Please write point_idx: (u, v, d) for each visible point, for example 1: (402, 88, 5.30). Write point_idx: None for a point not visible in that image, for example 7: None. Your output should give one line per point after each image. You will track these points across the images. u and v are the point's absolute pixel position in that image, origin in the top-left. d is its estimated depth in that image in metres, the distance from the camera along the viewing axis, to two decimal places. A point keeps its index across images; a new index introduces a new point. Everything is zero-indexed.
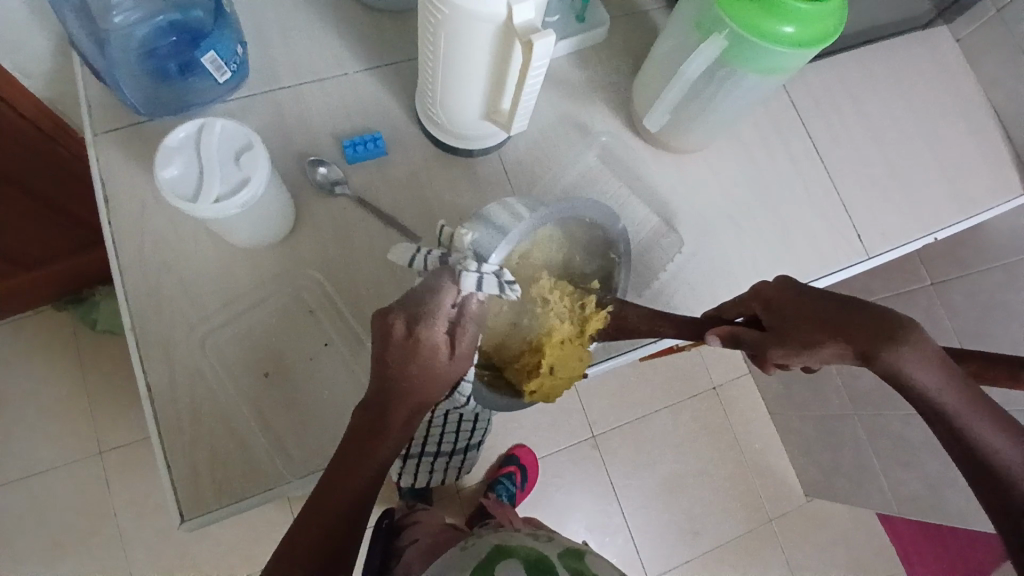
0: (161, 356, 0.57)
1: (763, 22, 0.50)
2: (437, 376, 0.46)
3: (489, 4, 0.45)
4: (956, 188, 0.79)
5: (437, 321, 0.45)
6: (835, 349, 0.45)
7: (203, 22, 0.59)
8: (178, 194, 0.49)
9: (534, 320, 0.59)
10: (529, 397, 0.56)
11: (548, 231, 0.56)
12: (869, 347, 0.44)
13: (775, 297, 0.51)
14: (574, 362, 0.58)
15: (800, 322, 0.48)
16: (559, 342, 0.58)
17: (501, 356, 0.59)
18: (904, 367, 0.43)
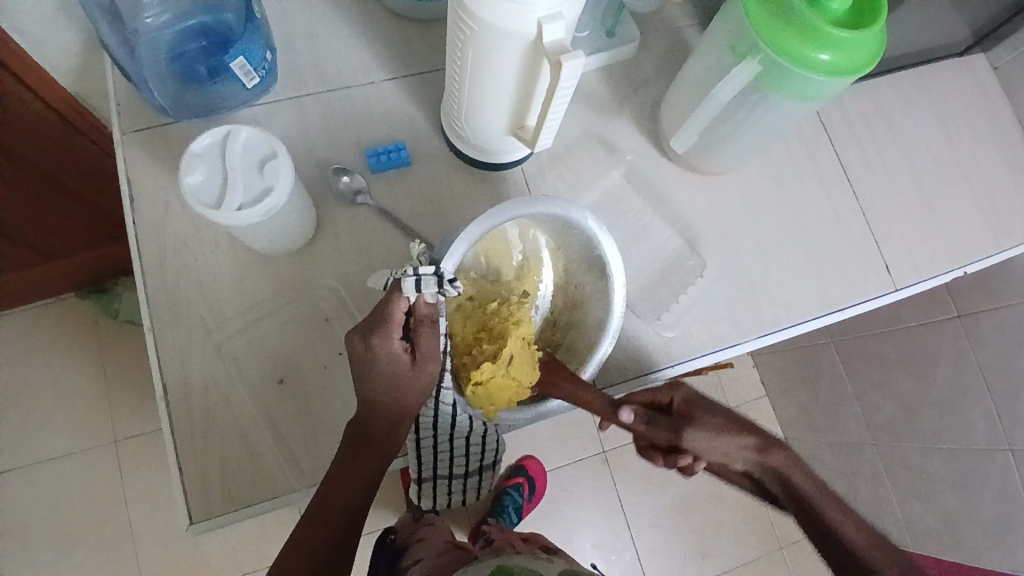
0: (176, 359, 0.58)
1: (801, 49, 0.49)
2: (407, 382, 0.47)
3: (519, 23, 0.45)
4: (993, 220, 0.77)
5: (390, 330, 0.45)
6: (742, 439, 0.53)
7: (233, 27, 0.59)
8: (200, 202, 0.49)
9: (507, 311, 0.59)
10: (473, 384, 0.55)
11: (537, 234, 0.60)
12: (767, 443, 0.53)
13: (681, 390, 0.56)
14: (530, 368, 0.56)
15: (710, 411, 0.54)
16: (521, 341, 0.57)
17: (463, 338, 0.58)
18: (788, 466, 0.53)
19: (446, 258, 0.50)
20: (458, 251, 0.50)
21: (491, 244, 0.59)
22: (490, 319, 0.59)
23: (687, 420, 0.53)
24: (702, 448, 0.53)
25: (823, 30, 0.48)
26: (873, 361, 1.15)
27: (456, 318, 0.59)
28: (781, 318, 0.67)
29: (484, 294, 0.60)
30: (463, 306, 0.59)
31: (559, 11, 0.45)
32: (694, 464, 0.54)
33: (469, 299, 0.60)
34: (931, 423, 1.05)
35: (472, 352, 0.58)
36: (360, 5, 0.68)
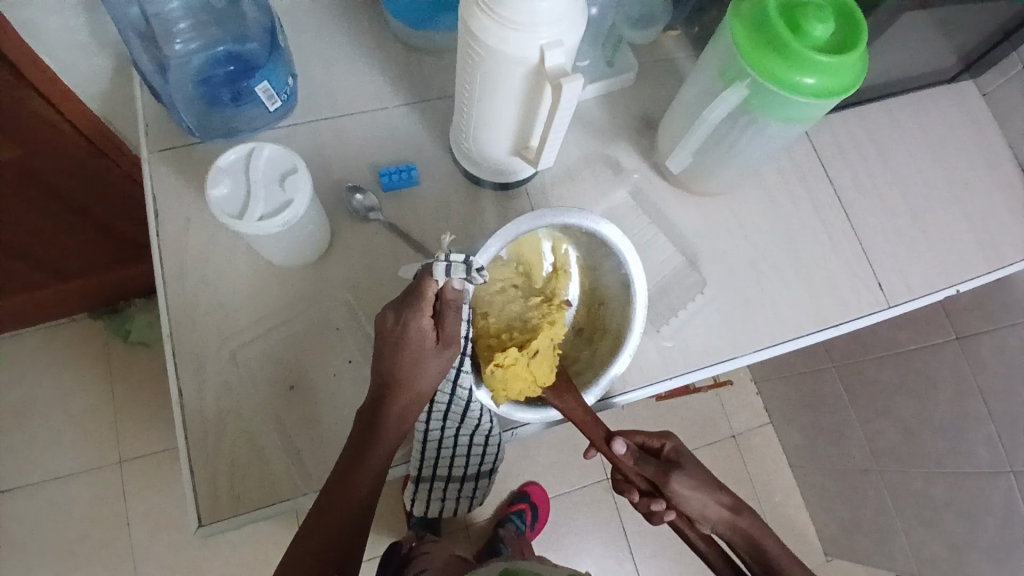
0: (192, 367, 0.60)
1: (786, 74, 0.52)
2: (429, 361, 0.51)
3: (524, 48, 0.49)
4: (984, 241, 0.79)
5: (419, 309, 0.49)
6: (718, 497, 0.59)
7: (257, 56, 0.64)
8: (225, 212, 0.52)
9: (541, 311, 0.61)
10: (494, 364, 0.55)
11: (568, 248, 0.64)
12: (738, 505, 0.61)
13: (673, 439, 0.62)
14: (549, 369, 0.56)
15: (694, 466, 0.60)
16: (551, 341, 0.58)
17: (495, 324, 0.60)
18: (755, 528, 0.61)
19: (481, 250, 0.55)
20: (495, 245, 0.55)
21: (527, 246, 0.62)
22: (529, 313, 0.61)
23: (674, 469, 0.59)
24: (682, 498, 0.58)
25: (805, 57, 0.51)
26: (875, 386, 1.16)
27: (498, 302, 0.61)
28: (777, 334, 0.69)
29: (525, 288, 0.63)
30: (504, 291, 0.62)
31: (559, 39, 0.49)
32: (665, 512, 0.60)
33: (512, 286, 0.62)
34: (934, 447, 1.06)
35: (500, 337, 0.59)
36: (375, 38, 0.73)
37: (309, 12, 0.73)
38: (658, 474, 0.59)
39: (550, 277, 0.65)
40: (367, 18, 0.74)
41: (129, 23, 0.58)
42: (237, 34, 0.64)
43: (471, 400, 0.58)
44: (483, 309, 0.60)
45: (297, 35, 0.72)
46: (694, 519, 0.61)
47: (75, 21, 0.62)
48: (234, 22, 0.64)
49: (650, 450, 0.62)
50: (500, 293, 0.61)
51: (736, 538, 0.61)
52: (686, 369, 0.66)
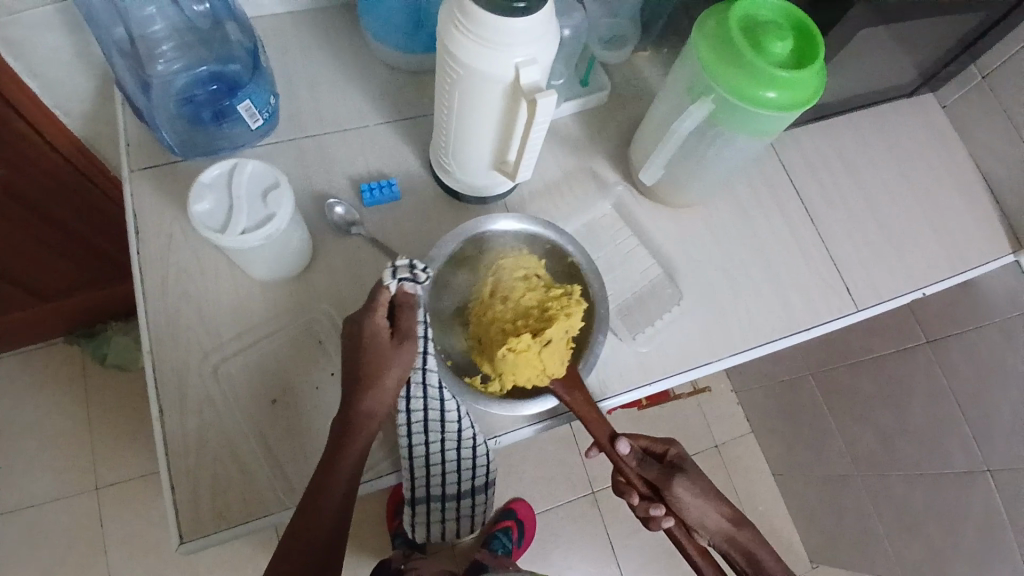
0: (173, 382, 0.60)
1: (749, 89, 0.55)
2: (389, 356, 0.53)
3: (499, 67, 0.51)
4: (948, 248, 0.83)
5: (374, 311, 0.53)
6: (717, 504, 0.60)
7: (241, 76, 0.65)
8: (207, 227, 0.53)
9: (559, 301, 0.59)
10: (506, 348, 0.56)
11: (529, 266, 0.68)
12: (735, 514, 0.61)
13: (675, 445, 0.62)
14: (559, 360, 0.57)
15: (695, 472, 0.61)
16: (565, 332, 0.58)
17: (511, 308, 0.60)
18: (753, 542, 0.62)
19: (435, 250, 0.62)
20: (448, 244, 0.63)
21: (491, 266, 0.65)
22: (547, 301, 0.60)
23: (676, 473, 0.60)
24: (683, 503, 0.59)
25: (767, 73, 0.54)
26: (851, 393, 1.18)
27: (518, 288, 0.61)
28: (753, 341, 0.71)
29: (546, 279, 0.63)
30: (527, 277, 0.62)
31: (534, 57, 0.51)
32: (662, 518, 0.58)
33: (533, 275, 0.63)
34: (911, 451, 1.08)
35: (515, 323, 0.59)
36: (357, 58, 0.75)
37: (293, 35, 0.75)
38: (661, 477, 0.59)
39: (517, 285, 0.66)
40: (349, 39, 0.76)
41: (113, 43, 0.60)
42: (221, 56, 0.66)
43: (444, 404, 0.60)
44: (502, 294, 0.60)
45: (280, 56, 0.73)
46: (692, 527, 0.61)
47: (58, 42, 0.63)
48: (218, 45, 0.66)
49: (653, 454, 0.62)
50: (519, 281, 0.61)
51: (730, 547, 0.62)
52: (663, 372, 0.68)
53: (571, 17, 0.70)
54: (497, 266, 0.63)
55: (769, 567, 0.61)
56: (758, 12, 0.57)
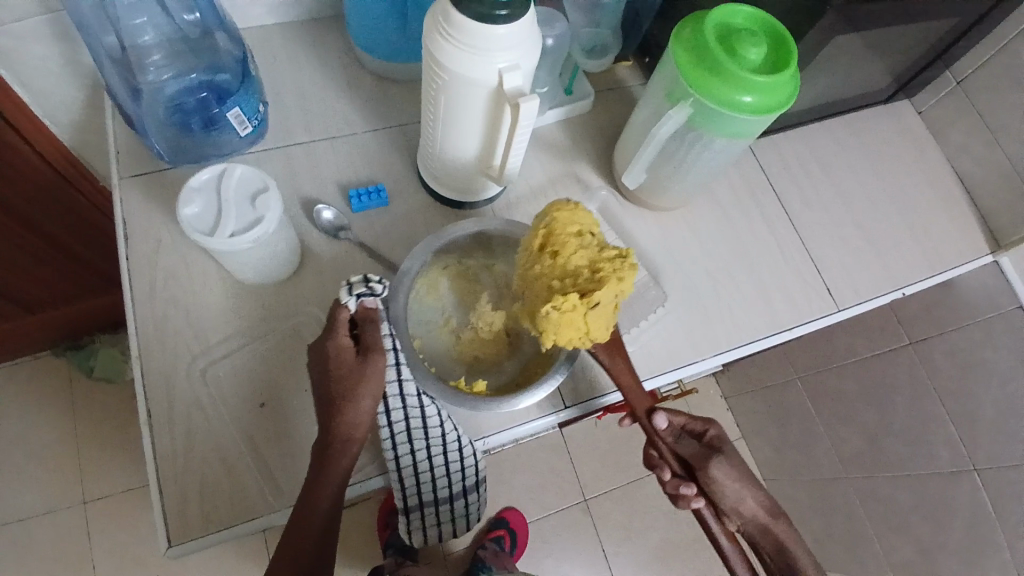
0: (160, 386, 0.60)
1: (726, 94, 0.57)
2: (358, 371, 0.54)
3: (483, 72, 0.52)
4: (926, 248, 0.85)
5: (334, 331, 0.55)
6: (755, 492, 0.58)
7: (230, 84, 0.66)
8: (196, 230, 0.54)
9: (611, 263, 0.55)
10: (550, 306, 0.53)
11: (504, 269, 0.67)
12: (772, 505, 0.59)
13: (717, 425, 0.61)
14: (604, 324, 0.55)
15: (734, 457, 0.59)
16: (614, 294, 0.54)
17: (561, 263, 0.55)
18: (790, 539, 0.59)
19: (408, 261, 0.61)
20: (421, 255, 0.61)
21: (465, 276, 0.67)
22: (599, 260, 0.55)
23: (714, 454, 0.58)
24: (715, 485, 0.57)
25: (743, 78, 0.56)
26: (837, 395, 1.20)
27: (571, 242, 0.56)
28: (734, 341, 0.72)
29: (600, 238, 0.57)
30: (582, 235, 0.56)
31: (517, 63, 0.52)
32: (693, 497, 0.59)
33: (587, 232, 0.57)
34: (897, 452, 1.09)
35: (564, 279, 0.55)
36: (346, 68, 0.77)
37: (283, 46, 0.76)
38: (695, 455, 0.59)
39: (501, 290, 0.67)
40: (338, 49, 0.77)
41: (105, 50, 0.61)
42: (211, 66, 0.67)
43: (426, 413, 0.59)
44: (555, 247, 0.56)
45: (269, 66, 0.75)
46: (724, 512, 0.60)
47: (48, 52, 0.64)
48: (209, 55, 0.67)
49: (691, 433, 0.62)
50: (573, 235, 0.56)
51: (763, 540, 0.60)
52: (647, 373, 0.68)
53: (554, 27, 0.71)
54: (550, 219, 0.57)
55: (806, 568, 0.58)
56: (732, 20, 0.60)
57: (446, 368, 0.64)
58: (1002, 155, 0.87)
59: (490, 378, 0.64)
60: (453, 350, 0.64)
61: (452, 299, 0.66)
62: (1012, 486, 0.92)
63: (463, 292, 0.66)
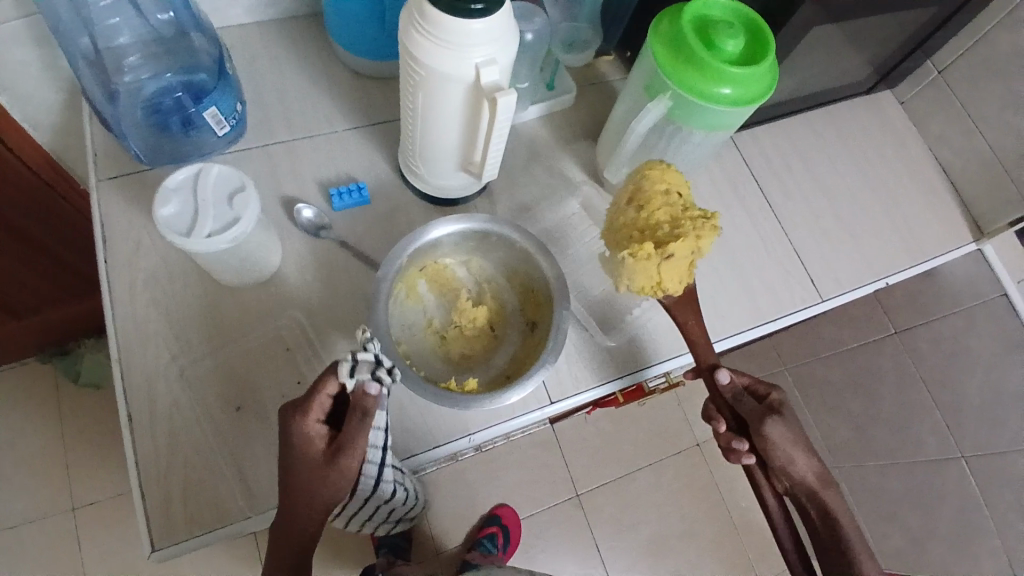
0: (141, 389, 0.60)
1: (704, 86, 0.57)
2: (320, 476, 0.46)
3: (460, 67, 0.52)
4: (908, 238, 0.85)
5: (310, 410, 0.47)
6: (808, 456, 0.60)
7: (206, 83, 0.65)
8: (173, 231, 0.53)
9: (692, 222, 0.58)
10: (628, 254, 0.57)
11: (481, 264, 0.67)
12: (823, 472, 0.61)
13: (778, 391, 0.63)
14: (678, 276, 0.58)
15: (792, 422, 0.61)
16: (693, 250, 0.57)
17: (644, 215, 0.59)
18: (839, 508, 0.60)
19: (385, 267, 0.59)
20: (398, 257, 0.60)
21: (442, 276, 0.66)
22: (681, 218, 0.58)
23: (772, 413, 0.60)
24: (768, 445, 0.59)
25: (720, 69, 0.56)
26: (824, 386, 1.20)
27: (656, 198, 0.59)
28: (717, 334, 0.72)
29: (688, 198, 0.60)
30: (671, 193, 0.59)
31: (493, 57, 0.52)
32: (745, 453, 0.61)
33: (677, 192, 0.60)
34: (885, 440, 1.10)
35: (645, 231, 0.59)
36: (325, 66, 0.76)
37: (262, 45, 0.76)
38: (753, 413, 0.60)
39: (479, 284, 0.67)
40: (318, 47, 0.77)
41: (79, 51, 0.60)
42: (187, 65, 0.66)
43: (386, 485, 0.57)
44: (640, 201, 0.60)
45: (248, 65, 0.74)
46: (774, 472, 0.62)
47: (23, 55, 0.63)
48: (184, 54, 0.66)
49: (754, 394, 0.64)
50: (660, 193, 0.59)
51: (809, 503, 0.61)
52: (632, 366, 0.69)
53: (532, 22, 0.70)
54: (639, 174, 0.61)
55: (848, 533, 0.59)
56: (709, 12, 0.59)
57: (434, 369, 0.63)
58: (982, 143, 0.88)
59: (481, 373, 0.64)
60: (436, 348, 0.64)
61: (433, 300, 0.66)
62: (1000, 473, 0.93)
63: (443, 292, 0.66)
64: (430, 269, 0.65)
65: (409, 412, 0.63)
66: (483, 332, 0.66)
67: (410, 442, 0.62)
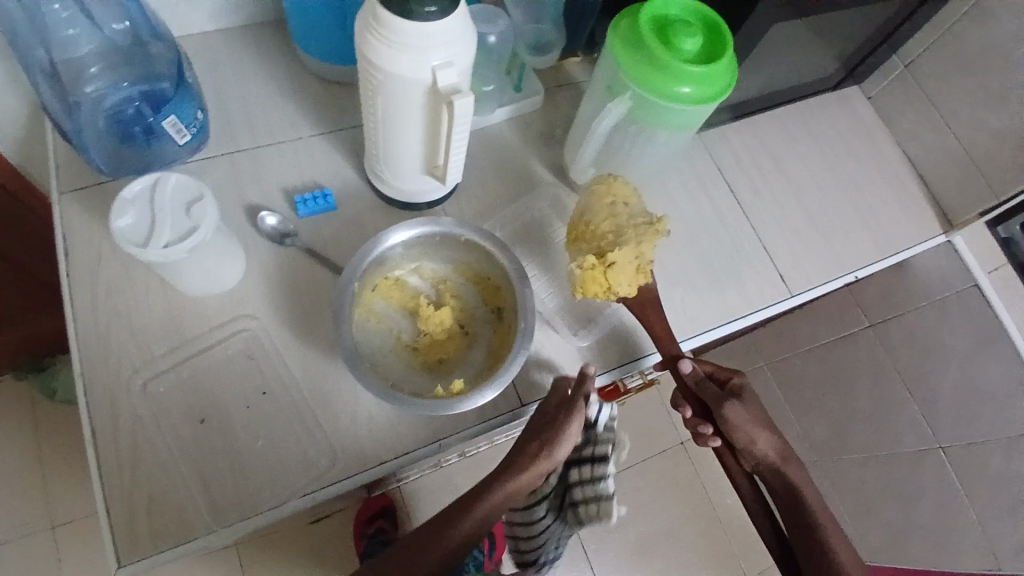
0: (105, 404, 0.59)
1: (665, 85, 0.57)
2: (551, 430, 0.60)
3: (417, 70, 0.52)
4: (877, 232, 0.86)
5: (581, 385, 0.61)
6: (770, 435, 0.61)
7: (166, 91, 0.65)
8: (130, 241, 0.52)
9: (637, 230, 0.61)
10: (576, 265, 0.60)
11: (432, 267, 0.67)
12: (786, 450, 0.63)
13: (740, 376, 0.64)
14: (627, 281, 0.60)
15: (752, 405, 0.62)
16: (638, 256, 0.60)
17: (592, 228, 0.62)
18: (802, 482, 0.62)
19: (341, 293, 0.58)
20: (354, 274, 0.60)
21: (396, 291, 0.65)
22: (626, 227, 0.61)
23: (731, 398, 0.61)
24: (732, 429, 0.61)
25: (678, 69, 0.56)
26: (802, 380, 1.21)
27: (602, 211, 0.62)
28: (688, 332, 0.72)
29: (633, 209, 0.63)
30: (616, 204, 0.62)
31: (450, 60, 0.52)
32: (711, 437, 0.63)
33: (622, 204, 0.63)
34: (863, 433, 1.11)
35: (593, 243, 0.61)
36: (289, 72, 0.76)
37: (226, 53, 0.75)
38: (715, 398, 0.61)
39: (436, 287, 0.67)
40: (283, 54, 0.76)
41: (36, 64, 0.60)
42: (147, 74, 0.65)
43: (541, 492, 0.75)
44: (587, 215, 0.63)
45: (211, 73, 0.73)
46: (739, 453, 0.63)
47: None
48: (142, 64, 0.66)
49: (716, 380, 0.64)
50: (607, 207, 0.62)
51: (773, 480, 0.63)
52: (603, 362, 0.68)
53: (496, 24, 0.70)
54: (589, 192, 0.64)
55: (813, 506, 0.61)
56: (667, 12, 0.60)
57: (414, 381, 0.63)
58: (949, 136, 0.88)
59: (462, 373, 0.64)
60: (403, 358, 0.64)
61: (393, 315, 0.65)
62: (978, 463, 0.94)
63: (401, 305, 0.66)
64: (382, 286, 0.64)
65: (378, 419, 0.62)
66: (452, 334, 0.65)
67: (380, 450, 0.61)
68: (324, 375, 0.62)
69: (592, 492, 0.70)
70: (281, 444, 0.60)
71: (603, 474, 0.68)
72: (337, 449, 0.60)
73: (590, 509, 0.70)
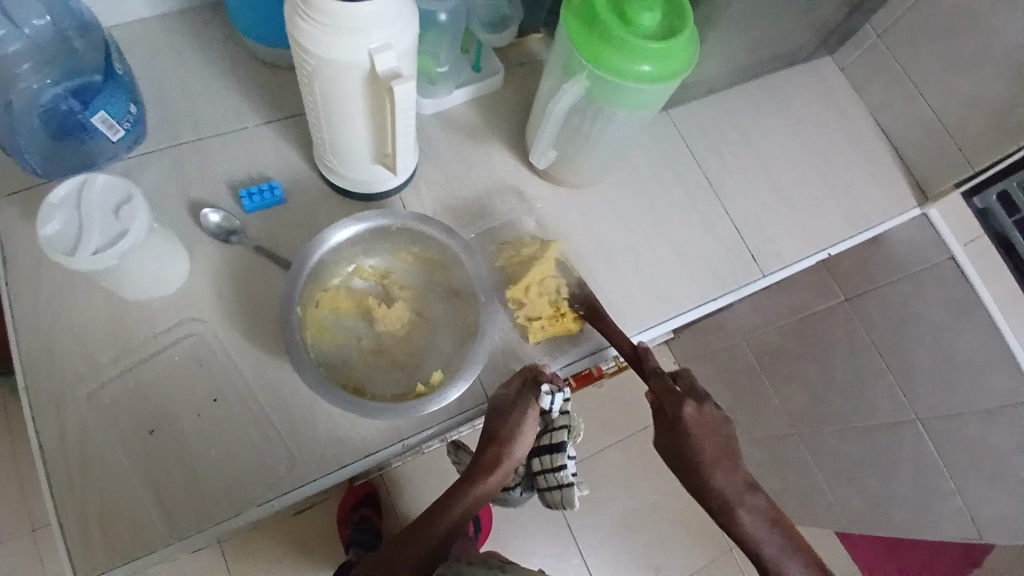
0: (51, 416, 0.56)
1: (623, 64, 0.54)
2: (507, 422, 0.58)
3: (352, 54, 0.48)
4: (850, 205, 0.84)
5: (529, 377, 0.60)
6: (702, 475, 0.54)
7: (93, 84, 0.61)
8: (57, 249, 0.49)
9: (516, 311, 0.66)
10: None
11: (373, 262, 0.65)
12: (728, 493, 0.53)
13: (687, 403, 0.57)
14: (558, 330, 0.65)
15: (689, 438, 0.56)
16: (529, 320, 0.65)
17: None
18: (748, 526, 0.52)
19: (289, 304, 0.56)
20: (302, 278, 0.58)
21: (344, 297, 0.62)
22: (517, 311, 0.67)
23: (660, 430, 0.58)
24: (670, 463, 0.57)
25: (636, 46, 0.53)
26: (781, 355, 1.20)
27: None
28: (657, 317, 0.70)
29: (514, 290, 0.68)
30: None
31: (388, 42, 0.48)
32: None
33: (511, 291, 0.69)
34: (840, 407, 1.11)
35: None
36: (233, 58, 0.72)
37: (166, 40, 0.71)
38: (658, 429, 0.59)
39: (382, 284, 0.64)
40: (226, 39, 0.72)
41: None
42: (73, 67, 0.61)
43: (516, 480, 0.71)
44: None
45: (150, 61, 0.70)
46: None
47: None
48: (68, 57, 0.62)
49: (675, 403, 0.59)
50: None
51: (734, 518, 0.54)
52: (579, 351, 0.66)
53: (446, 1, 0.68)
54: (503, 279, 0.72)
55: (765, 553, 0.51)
56: None
57: (387, 382, 0.60)
58: (924, 105, 0.86)
59: (433, 362, 0.62)
60: (365, 365, 0.61)
61: (345, 324, 0.62)
62: (954, 435, 0.94)
63: (351, 310, 0.62)
64: (326, 298, 0.61)
65: (334, 421, 0.60)
66: (410, 327, 0.63)
67: (341, 452, 0.59)
68: (277, 377, 0.60)
69: (555, 480, 0.67)
70: (236, 451, 0.58)
71: (563, 462, 0.65)
72: (295, 453, 0.58)
73: (555, 496, 0.68)
